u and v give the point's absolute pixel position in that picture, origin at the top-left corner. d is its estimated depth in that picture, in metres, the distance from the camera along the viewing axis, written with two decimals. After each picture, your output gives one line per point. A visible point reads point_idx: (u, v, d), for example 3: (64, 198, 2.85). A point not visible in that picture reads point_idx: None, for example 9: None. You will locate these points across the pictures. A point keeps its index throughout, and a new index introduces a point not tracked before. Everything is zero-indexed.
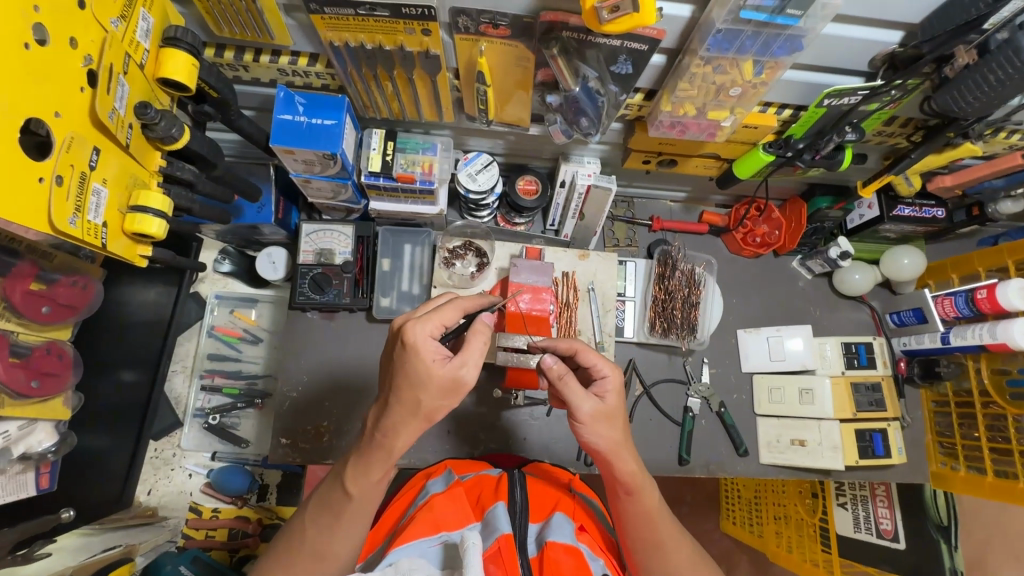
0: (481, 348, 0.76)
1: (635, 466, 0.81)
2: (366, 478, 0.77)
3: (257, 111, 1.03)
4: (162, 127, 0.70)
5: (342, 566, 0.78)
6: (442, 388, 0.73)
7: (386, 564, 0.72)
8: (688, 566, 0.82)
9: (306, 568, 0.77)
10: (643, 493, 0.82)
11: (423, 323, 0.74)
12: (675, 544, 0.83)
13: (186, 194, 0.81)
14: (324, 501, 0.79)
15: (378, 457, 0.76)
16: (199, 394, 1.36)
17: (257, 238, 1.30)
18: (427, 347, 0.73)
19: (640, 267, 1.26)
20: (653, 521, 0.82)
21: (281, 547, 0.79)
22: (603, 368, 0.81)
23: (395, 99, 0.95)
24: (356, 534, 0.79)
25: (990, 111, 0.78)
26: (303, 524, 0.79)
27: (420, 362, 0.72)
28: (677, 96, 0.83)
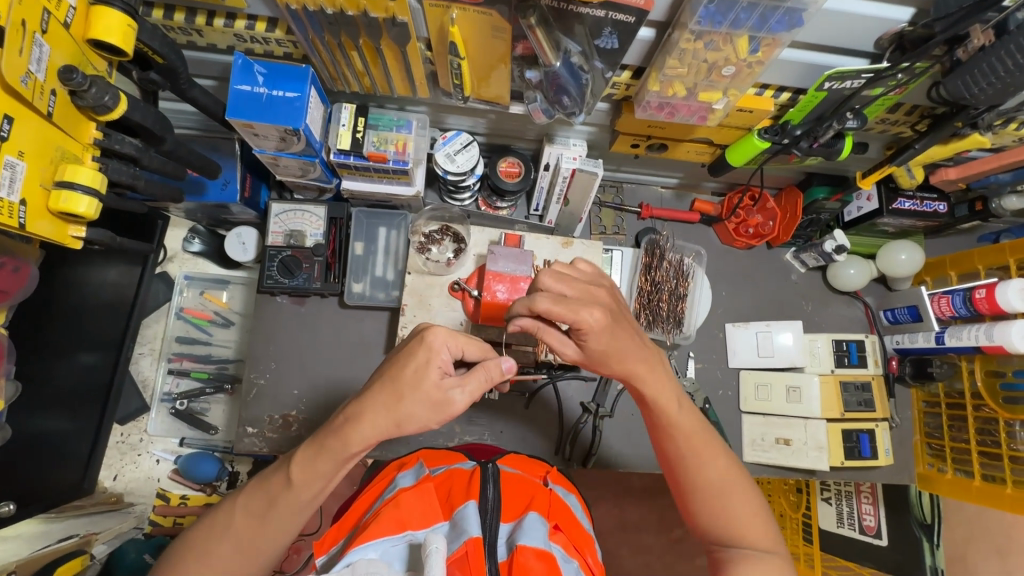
0: (481, 383, 0.71)
1: (649, 374, 0.75)
2: (314, 485, 0.72)
3: (217, 81, 0.96)
4: (92, 95, 0.65)
5: (267, 556, 0.75)
6: (429, 402, 0.68)
7: (343, 564, 0.64)
8: (726, 468, 0.77)
9: (228, 559, 0.72)
10: (667, 400, 0.76)
11: (448, 334, 0.71)
12: (710, 452, 0.77)
13: (128, 169, 0.75)
14: (264, 483, 0.74)
15: (331, 450, 0.70)
16: (166, 378, 1.32)
17: (226, 218, 1.23)
18: (440, 355, 0.69)
19: (628, 256, 1.17)
20: (682, 429, 0.77)
21: (204, 532, 0.74)
22: (572, 325, 0.68)
23: (365, 74, 0.89)
24: (286, 528, 0.73)
25: (1003, 98, 0.72)
26: (233, 508, 0.74)
27: (425, 362, 0.68)
28: (665, 74, 0.76)
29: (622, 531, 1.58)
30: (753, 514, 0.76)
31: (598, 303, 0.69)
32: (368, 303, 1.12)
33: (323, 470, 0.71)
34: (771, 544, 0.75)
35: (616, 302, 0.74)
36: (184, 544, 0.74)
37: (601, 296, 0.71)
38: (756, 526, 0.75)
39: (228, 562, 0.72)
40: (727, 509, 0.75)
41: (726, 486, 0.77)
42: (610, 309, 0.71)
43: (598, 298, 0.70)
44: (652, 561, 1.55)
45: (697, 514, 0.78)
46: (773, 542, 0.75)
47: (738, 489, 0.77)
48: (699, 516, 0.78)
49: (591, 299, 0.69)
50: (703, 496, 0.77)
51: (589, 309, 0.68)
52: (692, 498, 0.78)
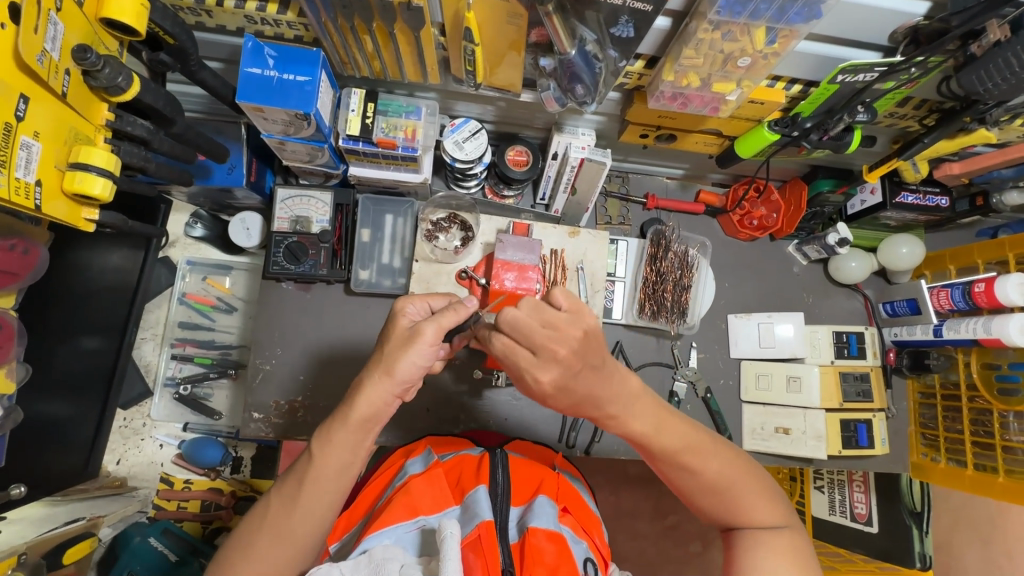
0: (453, 319, 0.70)
1: (621, 412, 0.73)
2: (338, 454, 0.70)
3: (225, 63, 0.94)
4: (106, 75, 0.64)
5: (311, 544, 0.71)
6: (401, 341, 0.71)
7: (360, 551, 0.65)
8: (721, 467, 0.77)
9: (271, 551, 0.68)
10: (646, 429, 0.75)
11: (408, 295, 0.78)
12: (702, 459, 0.76)
13: (140, 151, 0.74)
14: (291, 471, 0.72)
15: (339, 417, 0.71)
16: (170, 362, 1.31)
17: (231, 202, 1.22)
18: (406, 309, 0.75)
19: (633, 246, 1.20)
20: (670, 449, 0.76)
21: (243, 531, 0.71)
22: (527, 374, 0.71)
23: (376, 58, 0.88)
24: (321, 508, 0.71)
25: (1015, 94, 0.73)
26: (267, 499, 0.72)
27: (393, 318, 0.75)
28: (681, 64, 0.76)
29: (619, 518, 1.60)
30: (756, 499, 0.76)
31: (553, 364, 0.66)
32: (374, 290, 1.12)
33: (343, 440, 0.70)
34: (778, 519, 0.76)
35: (586, 354, 0.66)
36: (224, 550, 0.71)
37: (560, 355, 0.65)
38: (760, 507, 0.76)
39: (274, 555, 0.68)
40: (728, 501, 0.76)
41: (724, 482, 0.77)
42: (569, 369, 0.66)
43: (555, 358, 0.65)
44: (647, 547, 1.58)
45: (702, 508, 0.79)
46: (780, 517, 0.77)
47: (738, 482, 0.77)
48: (705, 509, 0.79)
49: (546, 361, 0.66)
50: (705, 495, 0.78)
51: (539, 372, 0.68)
52: (694, 496, 0.79)
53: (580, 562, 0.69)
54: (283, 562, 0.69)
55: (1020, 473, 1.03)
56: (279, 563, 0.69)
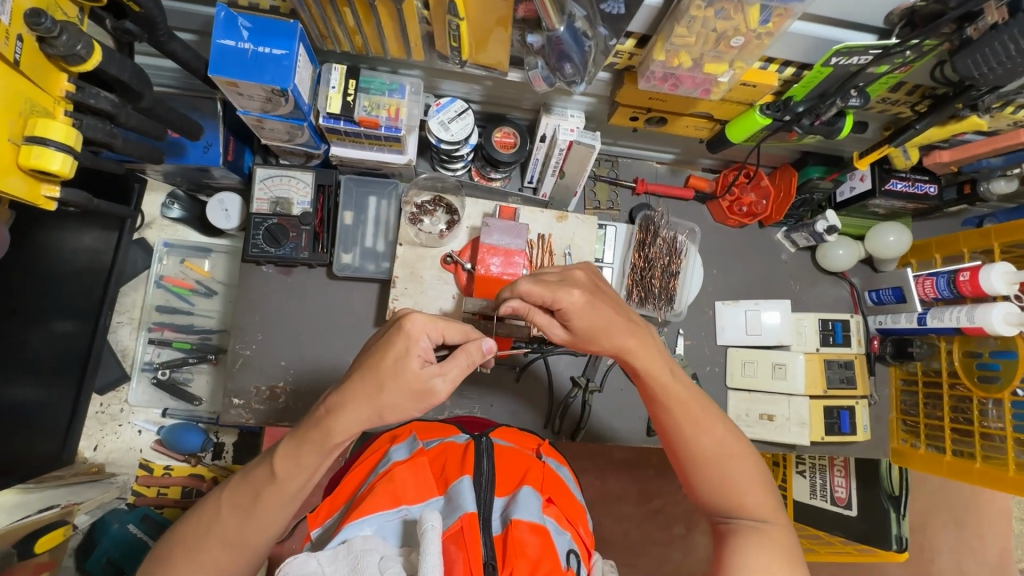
0: (463, 368, 0.68)
1: (638, 346, 0.78)
2: (300, 478, 0.68)
3: (197, 35, 0.89)
4: (63, 42, 0.61)
5: (258, 552, 0.69)
6: (409, 391, 0.66)
7: (341, 541, 0.64)
8: (723, 439, 0.77)
9: (217, 557, 0.67)
10: (659, 370, 0.78)
11: (426, 320, 0.67)
12: (706, 421, 0.77)
13: (105, 126, 0.71)
14: (247, 474, 0.70)
15: (301, 441, 0.68)
16: (147, 347, 1.28)
17: (208, 182, 1.18)
18: (419, 344, 0.66)
19: (622, 232, 1.16)
20: (678, 400, 0.77)
21: (186, 530, 0.68)
22: (556, 306, 0.76)
23: (356, 32, 0.84)
24: (275, 519, 0.69)
25: (1008, 80, 0.72)
26: (221, 500, 0.69)
27: (404, 352, 0.65)
28: (672, 44, 0.74)
29: (604, 501, 1.61)
30: (750, 483, 0.75)
31: (578, 283, 0.78)
32: (357, 274, 1.10)
33: (310, 461, 0.67)
34: (766, 513, 0.74)
35: (596, 280, 0.82)
36: (168, 544, 0.69)
37: (579, 276, 0.80)
38: (752, 492, 0.75)
39: (219, 559, 0.67)
40: (723, 475, 0.76)
41: (723, 454, 0.76)
42: (590, 288, 0.78)
43: (576, 278, 0.79)
44: (631, 530, 1.60)
45: (693, 482, 0.78)
46: (770, 511, 0.75)
47: (736, 459, 0.76)
48: (696, 484, 0.78)
49: (570, 282, 0.77)
50: (700, 466, 0.77)
51: (570, 289, 0.76)
52: (689, 466, 0.78)
53: (562, 554, 0.69)
54: (226, 568, 0.67)
55: (996, 459, 1.05)
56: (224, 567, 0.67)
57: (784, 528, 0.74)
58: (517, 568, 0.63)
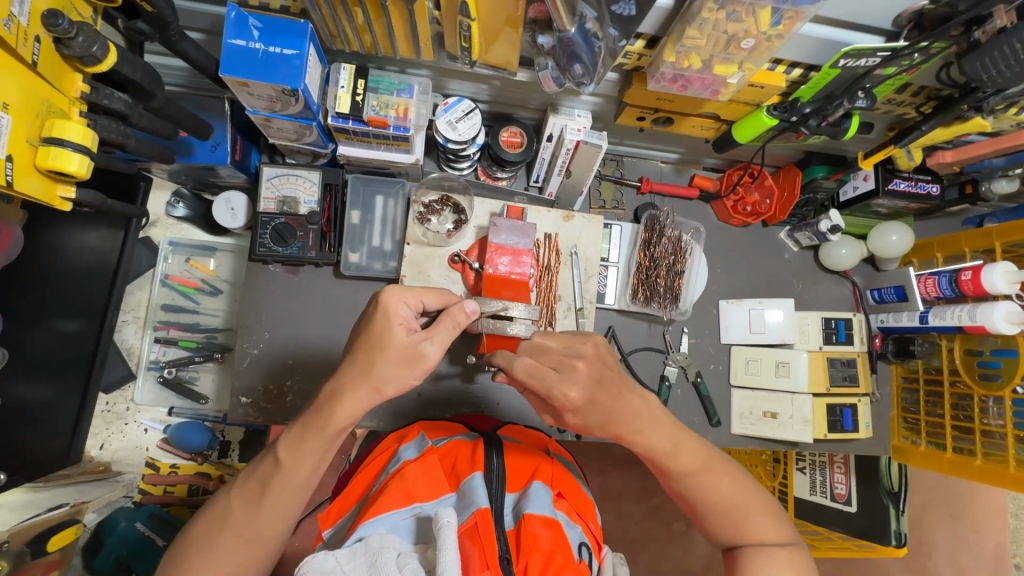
0: (450, 330, 0.72)
1: (639, 427, 0.74)
2: (306, 464, 0.68)
3: (207, 34, 0.89)
4: (80, 43, 0.61)
5: (273, 545, 0.69)
6: (400, 358, 0.67)
7: (356, 539, 0.64)
8: (731, 490, 0.77)
9: (233, 554, 0.67)
10: (664, 445, 0.76)
11: (403, 291, 0.71)
12: (713, 474, 0.77)
13: (118, 127, 0.71)
14: (255, 470, 0.70)
15: (313, 437, 0.68)
16: (152, 346, 1.28)
17: (214, 181, 1.18)
18: (400, 311, 0.69)
19: (626, 231, 1.20)
20: (686, 469, 0.76)
21: (202, 530, 0.68)
22: (551, 399, 0.72)
23: (366, 31, 0.85)
24: (288, 515, 0.69)
25: (1015, 82, 0.73)
26: (234, 498, 0.69)
27: (387, 322, 0.68)
28: (683, 45, 0.74)
29: (606, 498, 1.62)
30: (764, 523, 0.76)
31: (578, 375, 0.71)
32: (364, 273, 1.10)
33: (313, 448, 0.68)
34: (783, 537, 0.76)
35: (600, 362, 0.74)
36: (182, 547, 0.68)
37: (581, 369, 0.71)
38: (765, 525, 0.76)
39: (234, 556, 0.67)
40: (738, 524, 0.76)
41: (732, 500, 0.77)
42: (590, 380, 0.71)
43: (577, 371, 0.71)
44: (633, 526, 1.62)
45: (708, 528, 0.79)
46: (784, 535, 0.77)
47: (748, 505, 0.77)
48: (710, 529, 0.79)
49: (569, 371, 0.71)
50: (712, 515, 0.77)
51: (566, 388, 0.70)
52: (702, 516, 0.78)
53: (575, 547, 0.70)
54: (242, 564, 0.67)
55: (996, 456, 1.06)
56: (240, 564, 0.67)
57: (801, 549, 0.76)
58: (531, 562, 0.64)
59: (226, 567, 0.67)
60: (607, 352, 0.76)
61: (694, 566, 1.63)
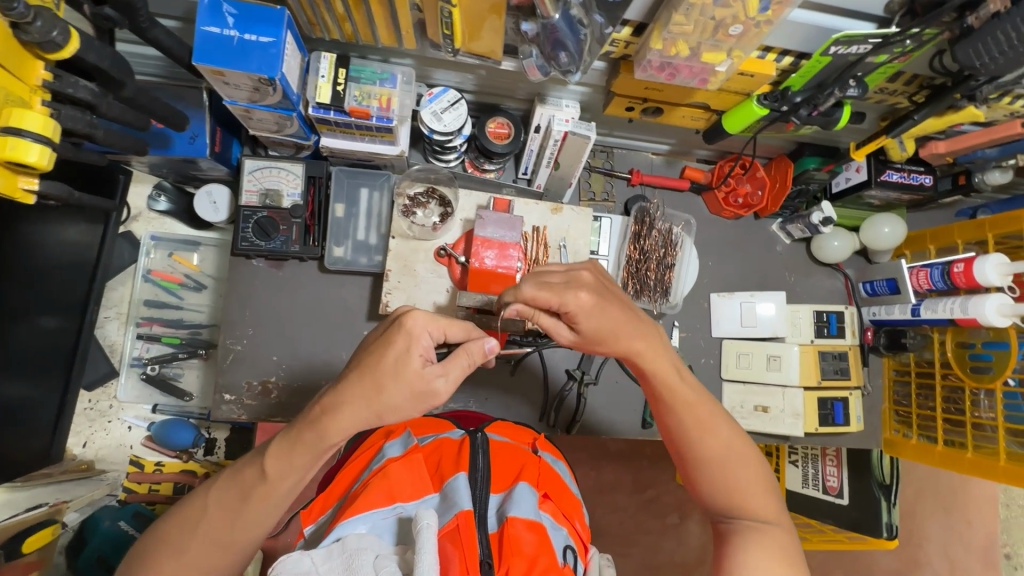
0: (464, 368, 0.67)
1: (648, 350, 0.75)
2: (291, 477, 0.66)
3: (182, 22, 0.86)
4: (38, 29, 0.58)
5: (244, 549, 0.68)
6: (411, 393, 0.64)
7: (333, 540, 0.63)
8: (728, 443, 0.76)
9: (202, 556, 0.65)
10: (667, 372, 0.76)
11: (429, 318, 0.66)
12: (714, 425, 0.77)
13: (85, 117, 0.69)
14: (235, 470, 0.68)
15: (290, 435, 0.66)
16: (135, 342, 1.26)
17: (195, 174, 1.15)
18: (421, 341, 0.64)
19: (616, 224, 1.17)
20: (686, 404, 0.76)
21: (172, 528, 0.66)
22: (563, 310, 0.71)
23: (346, 20, 0.82)
24: (264, 518, 0.67)
25: (1008, 70, 0.71)
26: (205, 500, 0.67)
27: (405, 350, 0.63)
28: (670, 32, 0.72)
29: (598, 492, 1.61)
30: (755, 487, 0.75)
31: (585, 284, 0.72)
32: (349, 268, 1.08)
33: (302, 463, 0.66)
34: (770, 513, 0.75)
35: (601, 277, 0.77)
36: (153, 542, 0.67)
37: (585, 278, 0.73)
38: (755, 490, 0.75)
39: (203, 558, 0.66)
40: (728, 479, 0.75)
41: (729, 458, 0.76)
42: (597, 289, 0.73)
43: (582, 279, 0.73)
44: (625, 520, 1.61)
45: (698, 484, 0.78)
46: (774, 512, 0.75)
47: (742, 463, 0.76)
48: (701, 485, 0.78)
49: (578, 282, 0.72)
50: (705, 468, 0.77)
51: (576, 292, 0.71)
52: (694, 469, 0.77)
53: (559, 551, 0.69)
54: (212, 565, 0.66)
55: (987, 449, 1.06)
56: (210, 566, 0.66)
57: (789, 530, 0.75)
58: (514, 566, 0.63)
59: (195, 568, 0.66)
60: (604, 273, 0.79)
61: (686, 560, 1.63)
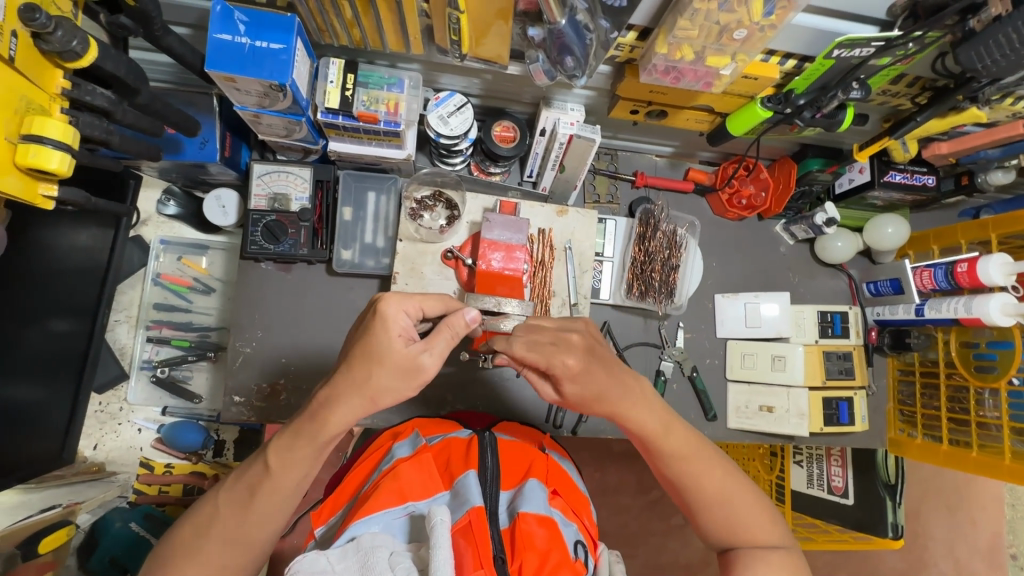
0: (448, 341, 0.69)
1: (634, 408, 0.76)
2: (295, 472, 0.68)
3: (193, 29, 0.87)
4: (59, 38, 0.60)
5: (261, 548, 0.69)
6: (399, 370, 0.66)
7: (348, 538, 0.64)
8: (724, 483, 0.77)
9: (216, 555, 0.66)
10: (654, 426, 0.77)
11: (403, 298, 0.68)
12: (706, 467, 0.77)
13: (102, 123, 0.71)
14: (244, 473, 0.69)
15: (303, 435, 0.67)
16: (145, 345, 1.27)
17: (204, 178, 1.17)
18: (398, 321, 0.66)
19: (621, 225, 1.19)
20: (676, 454, 0.77)
21: (190, 531, 0.67)
22: (549, 372, 0.75)
23: (355, 27, 0.84)
24: (277, 515, 0.69)
25: (1010, 72, 0.72)
26: (220, 499, 0.68)
27: (384, 332, 0.66)
28: (675, 36, 0.73)
29: (604, 493, 1.62)
30: (757, 522, 0.76)
31: (573, 347, 0.75)
32: (357, 271, 1.09)
33: (304, 455, 0.67)
34: (776, 538, 0.76)
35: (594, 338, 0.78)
36: (169, 546, 0.68)
37: (576, 341, 0.75)
38: (759, 525, 0.76)
39: (221, 557, 0.66)
40: (729, 519, 0.76)
41: (726, 495, 0.77)
42: (585, 352, 0.75)
43: (572, 343, 0.75)
44: (631, 520, 1.62)
45: (702, 527, 0.78)
46: (777, 536, 0.76)
47: (741, 500, 0.77)
48: (706, 529, 0.78)
49: (565, 346, 0.75)
50: (705, 509, 0.77)
51: (563, 357, 0.73)
52: (696, 515, 0.78)
53: (571, 545, 0.70)
54: (224, 565, 0.66)
55: (992, 448, 1.06)
56: (229, 566, 0.66)
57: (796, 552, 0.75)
58: (526, 562, 0.63)
59: (213, 569, 0.66)
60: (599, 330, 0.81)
61: (692, 560, 1.63)
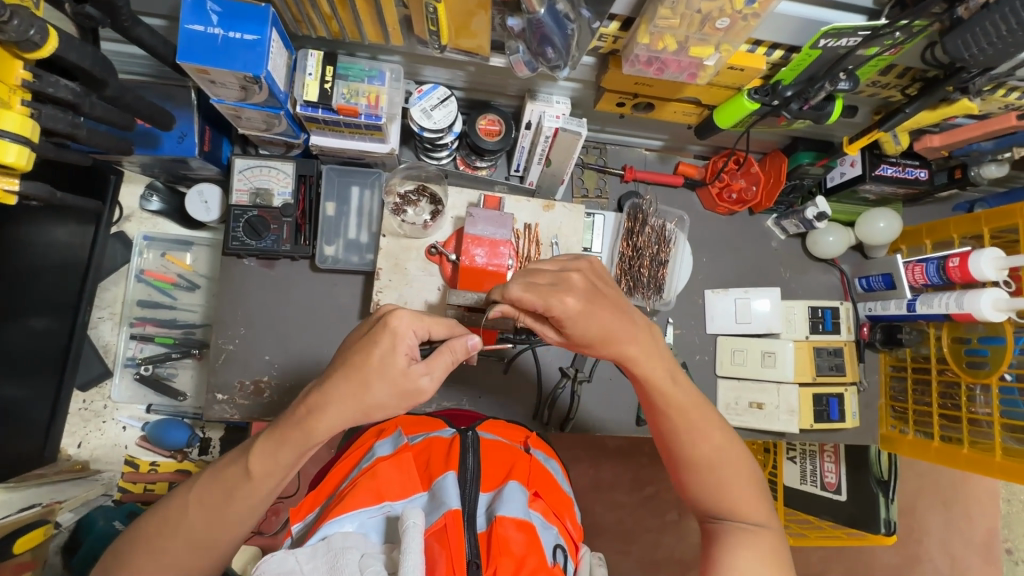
0: (447, 365, 0.68)
1: (642, 354, 0.73)
2: (277, 475, 0.66)
3: (167, 20, 0.85)
4: (15, 27, 0.58)
5: (226, 549, 0.68)
6: (396, 389, 0.65)
7: (319, 539, 0.63)
8: (720, 447, 0.75)
9: (182, 555, 0.65)
10: (659, 376, 0.74)
11: (414, 317, 0.66)
12: (705, 426, 0.75)
13: (66, 116, 0.70)
14: (218, 473, 0.67)
15: (275, 435, 0.66)
16: (128, 342, 1.26)
17: (186, 173, 1.15)
18: (405, 338, 0.65)
19: (610, 221, 1.15)
20: (678, 407, 0.75)
21: (152, 529, 0.66)
22: (547, 313, 0.69)
23: (332, 19, 0.82)
24: (248, 517, 0.67)
25: (999, 61, 0.71)
26: (188, 498, 0.66)
27: (390, 348, 0.64)
28: (656, 26, 0.71)
29: (597, 489, 1.61)
30: (747, 492, 0.74)
31: (574, 287, 0.70)
32: (340, 266, 1.08)
33: (287, 460, 0.66)
34: (761, 516, 0.74)
35: (595, 276, 0.74)
36: (132, 539, 0.67)
37: (577, 280, 0.70)
38: (748, 497, 0.74)
39: (182, 558, 0.65)
40: (719, 484, 0.74)
41: (720, 460, 0.75)
42: (587, 292, 0.70)
43: (573, 283, 0.70)
44: (625, 517, 1.61)
45: (689, 489, 0.77)
46: (763, 514, 0.74)
47: (733, 467, 0.75)
48: (692, 492, 0.77)
49: (566, 286, 0.69)
50: (696, 470, 0.75)
51: (563, 297, 0.68)
52: (685, 474, 0.76)
53: (549, 550, 0.68)
54: (194, 566, 0.66)
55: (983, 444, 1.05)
56: (192, 565, 0.66)
57: (778, 532, 0.74)
58: (502, 566, 0.62)
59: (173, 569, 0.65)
60: (602, 271, 0.76)
61: (684, 556, 1.63)
